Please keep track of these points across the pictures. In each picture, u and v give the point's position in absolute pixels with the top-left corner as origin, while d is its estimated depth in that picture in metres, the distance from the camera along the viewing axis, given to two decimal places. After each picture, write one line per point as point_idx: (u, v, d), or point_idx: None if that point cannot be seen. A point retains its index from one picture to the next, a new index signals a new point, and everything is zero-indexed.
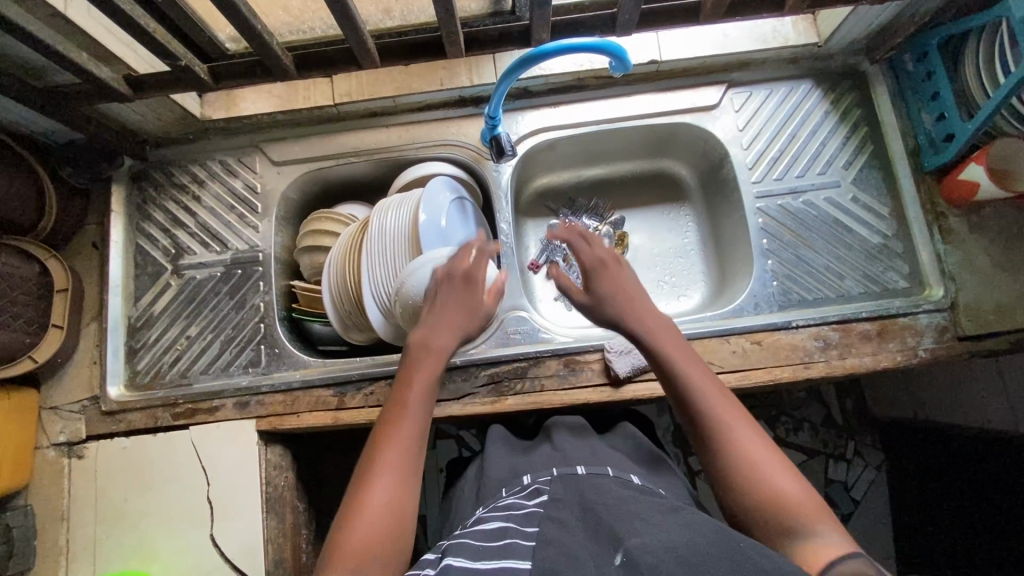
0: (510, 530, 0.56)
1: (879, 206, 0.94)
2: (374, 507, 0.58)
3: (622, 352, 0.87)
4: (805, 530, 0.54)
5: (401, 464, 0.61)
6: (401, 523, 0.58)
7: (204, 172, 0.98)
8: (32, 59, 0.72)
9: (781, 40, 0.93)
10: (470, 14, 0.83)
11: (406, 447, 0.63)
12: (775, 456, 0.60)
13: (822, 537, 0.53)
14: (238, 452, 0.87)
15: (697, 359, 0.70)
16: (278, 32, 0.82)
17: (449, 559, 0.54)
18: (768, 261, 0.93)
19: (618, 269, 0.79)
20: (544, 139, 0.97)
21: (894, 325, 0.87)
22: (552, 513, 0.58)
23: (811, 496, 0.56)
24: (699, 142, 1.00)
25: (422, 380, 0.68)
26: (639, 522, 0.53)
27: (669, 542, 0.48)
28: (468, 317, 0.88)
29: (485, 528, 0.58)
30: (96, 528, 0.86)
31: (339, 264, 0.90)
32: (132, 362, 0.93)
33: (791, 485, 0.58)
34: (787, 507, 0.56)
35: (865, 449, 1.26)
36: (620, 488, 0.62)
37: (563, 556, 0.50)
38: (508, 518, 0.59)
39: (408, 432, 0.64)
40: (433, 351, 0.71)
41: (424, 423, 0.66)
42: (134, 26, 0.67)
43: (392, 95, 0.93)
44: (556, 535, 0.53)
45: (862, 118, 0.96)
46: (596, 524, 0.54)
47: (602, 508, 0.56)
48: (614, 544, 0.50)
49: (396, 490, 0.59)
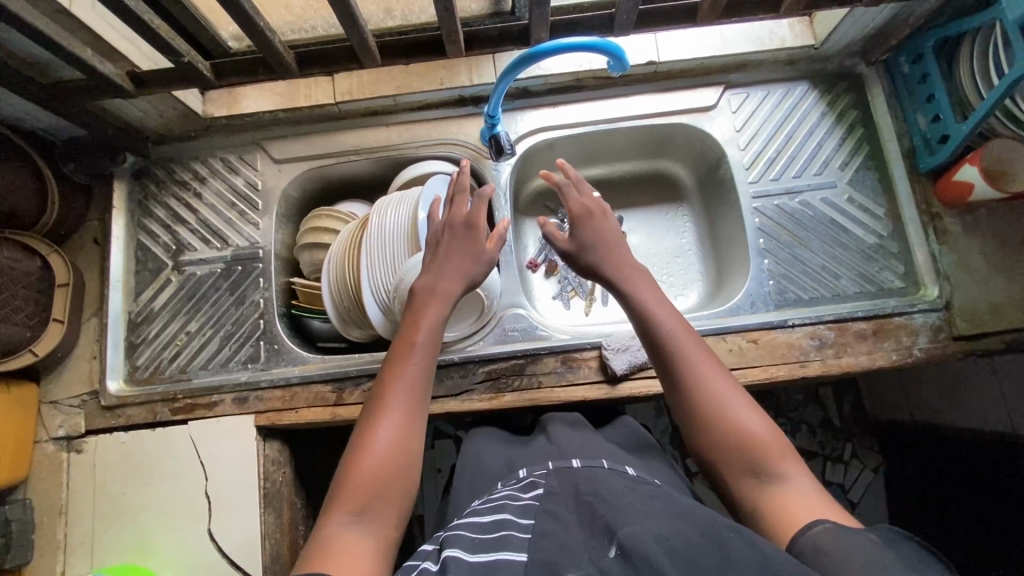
0: (505, 522, 0.56)
1: (875, 206, 0.95)
2: (379, 450, 0.60)
3: (620, 351, 0.87)
4: (771, 471, 0.57)
5: (405, 410, 0.64)
6: (406, 464, 0.61)
7: (206, 169, 0.99)
8: (36, 54, 0.73)
9: (778, 41, 0.93)
10: (470, 14, 0.84)
11: (411, 395, 0.65)
12: (747, 403, 0.62)
13: (787, 478, 0.56)
14: (236, 447, 0.87)
15: (672, 309, 0.70)
16: (280, 31, 0.83)
17: (446, 550, 0.54)
18: (764, 260, 0.93)
19: (602, 218, 0.82)
20: (543, 139, 0.98)
21: (890, 324, 0.88)
22: (547, 506, 0.58)
23: (778, 439, 0.59)
24: (696, 142, 1.01)
25: (424, 330, 0.70)
26: (632, 512, 0.53)
27: (661, 533, 0.49)
28: (467, 313, 0.89)
29: (481, 519, 0.58)
30: (94, 522, 0.87)
31: (338, 261, 0.91)
32: (132, 357, 0.94)
33: (763, 430, 0.59)
34: (755, 448, 0.58)
35: (862, 451, 1.26)
36: (616, 480, 0.61)
37: (558, 549, 0.51)
38: (504, 510, 0.59)
39: (412, 381, 0.66)
40: (436, 300, 0.73)
41: (428, 373, 0.68)
42: (137, 22, 0.67)
43: (393, 94, 0.94)
44: (550, 528, 0.54)
45: (858, 120, 0.97)
46: (591, 516, 0.54)
47: (597, 500, 0.56)
48: (608, 536, 0.50)
49: (402, 434, 0.62)
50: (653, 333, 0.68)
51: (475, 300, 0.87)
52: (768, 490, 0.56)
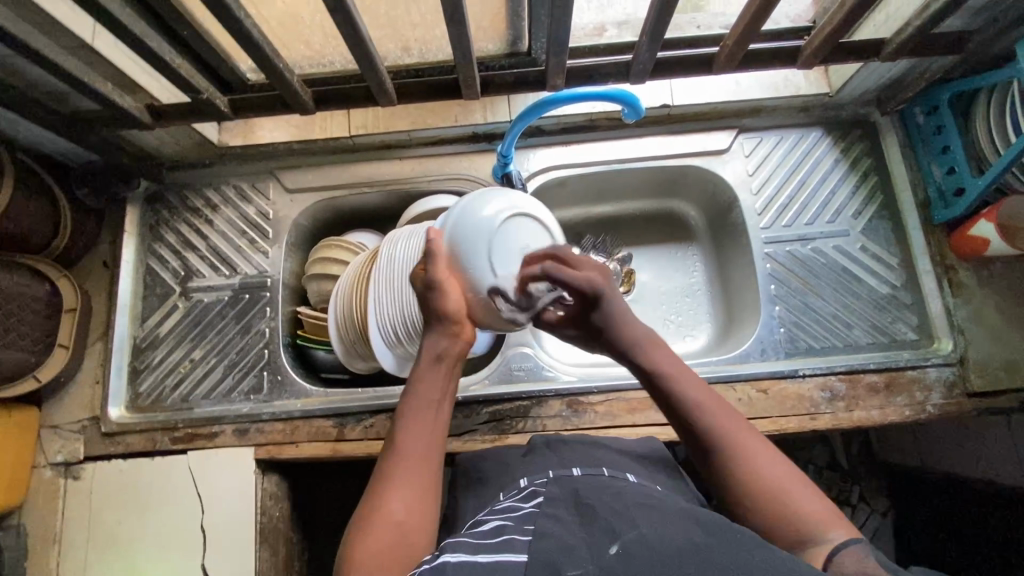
0: (507, 529, 0.52)
1: (889, 256, 0.93)
2: (379, 524, 0.55)
3: (530, 302, 0.71)
4: (814, 538, 0.52)
5: (409, 484, 0.59)
6: (413, 539, 0.56)
7: (218, 197, 0.99)
8: (57, 86, 0.74)
9: (792, 89, 0.94)
10: (486, 54, 0.83)
11: (415, 465, 0.60)
12: (783, 464, 0.57)
13: (833, 542, 0.51)
14: (234, 482, 0.86)
15: (689, 371, 0.65)
16: (299, 66, 0.84)
17: (447, 554, 0.49)
18: (775, 307, 0.92)
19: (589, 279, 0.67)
20: (554, 177, 0.98)
21: (903, 378, 0.86)
22: (546, 510, 0.55)
23: (826, 505, 0.54)
24: (709, 185, 1.01)
25: (432, 387, 0.65)
26: (635, 517, 0.50)
27: (665, 536, 0.46)
28: (509, 244, 0.72)
29: (483, 528, 0.54)
30: (87, 552, 0.85)
31: (345, 294, 0.89)
32: (134, 383, 0.93)
33: (805, 498, 0.55)
34: (800, 516, 0.53)
35: (870, 495, 1.22)
36: (616, 485, 0.59)
37: (558, 548, 0.47)
38: (505, 518, 0.55)
39: (418, 449, 0.61)
40: (429, 354, 0.67)
41: (436, 438, 0.63)
42: (159, 61, 0.68)
43: (407, 129, 0.95)
44: (553, 530, 0.50)
45: (872, 168, 0.96)
46: (592, 517, 0.52)
47: (597, 502, 0.54)
48: (609, 537, 0.48)
49: (408, 502, 0.57)
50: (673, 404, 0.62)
51: (479, 235, 0.71)
52: (811, 555, 0.51)
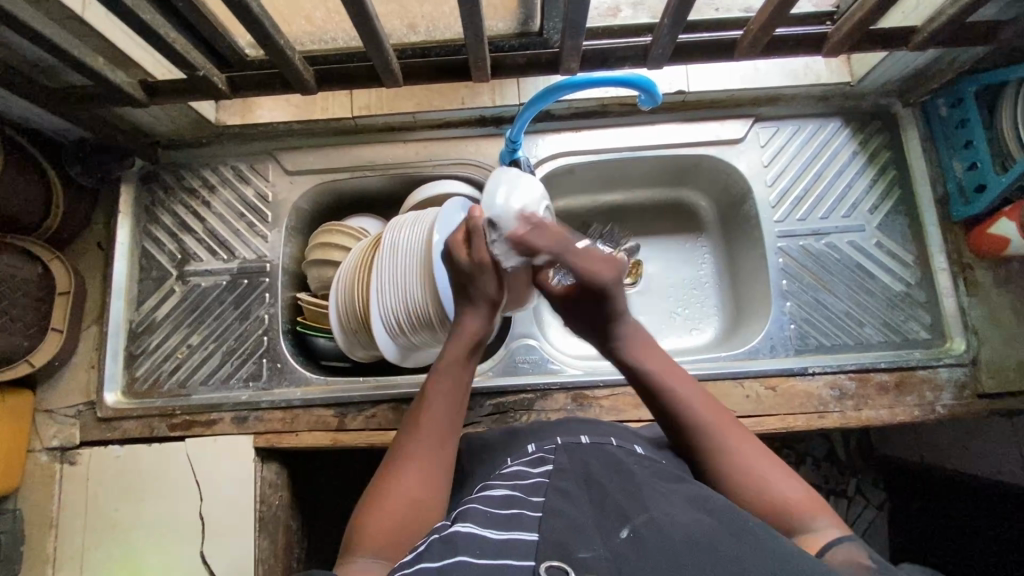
0: (517, 500, 0.50)
1: (904, 253, 0.91)
2: (395, 499, 0.54)
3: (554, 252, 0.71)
4: (803, 526, 0.52)
5: (421, 464, 0.58)
6: (423, 517, 0.54)
7: (216, 178, 0.96)
8: (46, 59, 0.70)
9: (813, 77, 0.90)
10: (496, 33, 0.80)
11: (431, 446, 0.59)
12: (766, 458, 0.57)
13: (822, 529, 0.52)
14: (232, 470, 0.85)
15: (681, 371, 0.65)
16: (299, 41, 0.80)
17: (457, 526, 0.47)
18: (786, 303, 0.90)
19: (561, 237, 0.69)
20: (564, 164, 0.95)
21: (914, 377, 0.85)
22: (558, 483, 0.52)
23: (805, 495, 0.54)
24: (722, 175, 0.98)
25: (455, 373, 0.64)
26: (648, 493, 0.48)
27: (677, 520, 0.44)
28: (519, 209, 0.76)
29: (493, 494, 0.52)
30: (84, 537, 0.84)
31: (348, 279, 0.86)
32: (131, 368, 0.91)
33: (789, 490, 0.55)
34: (782, 509, 0.54)
35: (867, 487, 1.20)
36: (627, 457, 0.56)
37: (569, 528, 0.46)
38: (514, 486, 0.53)
39: (436, 431, 0.60)
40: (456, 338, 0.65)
41: (450, 427, 0.61)
42: (154, 37, 0.65)
43: (411, 111, 0.92)
44: (563, 508, 0.48)
45: (890, 161, 0.93)
46: (603, 496, 0.49)
47: (608, 476, 0.52)
48: (620, 518, 0.46)
49: (421, 485, 0.56)
50: (671, 414, 0.62)
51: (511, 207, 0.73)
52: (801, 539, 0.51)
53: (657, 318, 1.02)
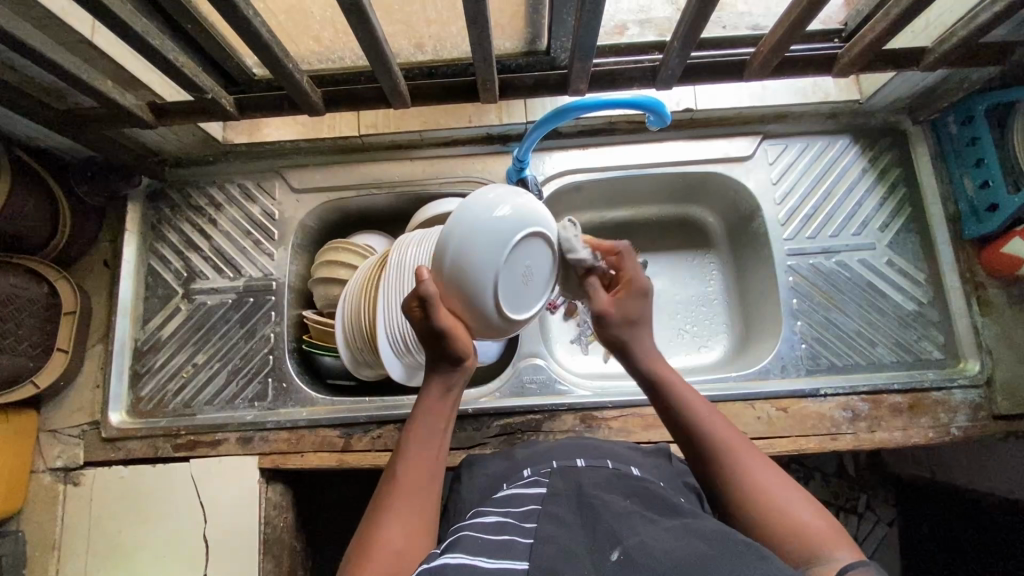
0: (509, 525, 0.49)
1: (917, 271, 0.90)
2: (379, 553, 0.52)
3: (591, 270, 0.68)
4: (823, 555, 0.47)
5: (405, 514, 0.56)
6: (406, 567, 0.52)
7: (222, 196, 0.96)
8: (54, 82, 0.71)
9: (821, 95, 0.90)
10: (504, 52, 0.80)
11: (412, 495, 0.57)
12: (789, 488, 0.53)
13: (844, 561, 0.46)
14: (236, 491, 0.84)
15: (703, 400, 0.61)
16: (307, 61, 0.80)
17: (446, 556, 0.46)
18: (797, 322, 0.89)
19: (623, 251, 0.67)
20: (569, 182, 0.95)
21: (927, 399, 0.84)
22: (550, 508, 0.51)
23: (826, 523, 0.50)
24: (729, 192, 0.97)
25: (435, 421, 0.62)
26: (639, 520, 0.47)
27: (669, 544, 0.43)
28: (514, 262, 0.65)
29: (485, 521, 0.51)
30: (86, 559, 0.84)
31: (354, 299, 0.85)
32: (136, 387, 0.91)
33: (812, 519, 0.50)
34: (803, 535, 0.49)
35: (877, 504, 1.17)
36: (620, 480, 0.55)
37: (560, 553, 0.44)
38: (507, 513, 0.52)
39: (417, 480, 0.58)
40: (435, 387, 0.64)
41: (432, 477, 0.59)
42: (163, 62, 0.65)
43: (418, 129, 0.92)
44: (554, 532, 0.47)
45: (901, 178, 0.92)
46: (595, 520, 0.48)
47: (600, 500, 0.50)
48: (610, 542, 0.45)
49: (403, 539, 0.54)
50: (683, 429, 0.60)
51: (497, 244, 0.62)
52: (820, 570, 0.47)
53: (664, 336, 1.01)
